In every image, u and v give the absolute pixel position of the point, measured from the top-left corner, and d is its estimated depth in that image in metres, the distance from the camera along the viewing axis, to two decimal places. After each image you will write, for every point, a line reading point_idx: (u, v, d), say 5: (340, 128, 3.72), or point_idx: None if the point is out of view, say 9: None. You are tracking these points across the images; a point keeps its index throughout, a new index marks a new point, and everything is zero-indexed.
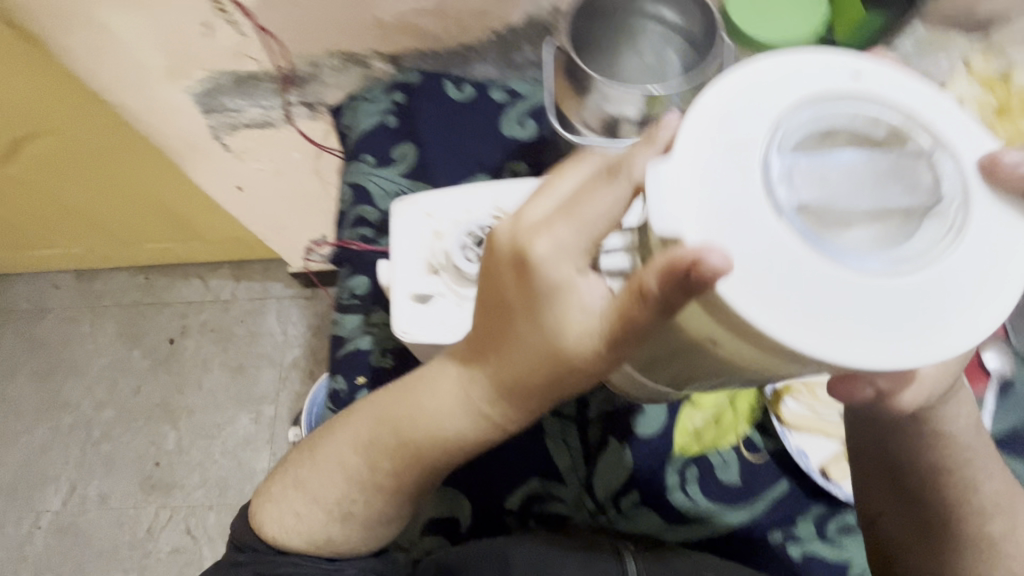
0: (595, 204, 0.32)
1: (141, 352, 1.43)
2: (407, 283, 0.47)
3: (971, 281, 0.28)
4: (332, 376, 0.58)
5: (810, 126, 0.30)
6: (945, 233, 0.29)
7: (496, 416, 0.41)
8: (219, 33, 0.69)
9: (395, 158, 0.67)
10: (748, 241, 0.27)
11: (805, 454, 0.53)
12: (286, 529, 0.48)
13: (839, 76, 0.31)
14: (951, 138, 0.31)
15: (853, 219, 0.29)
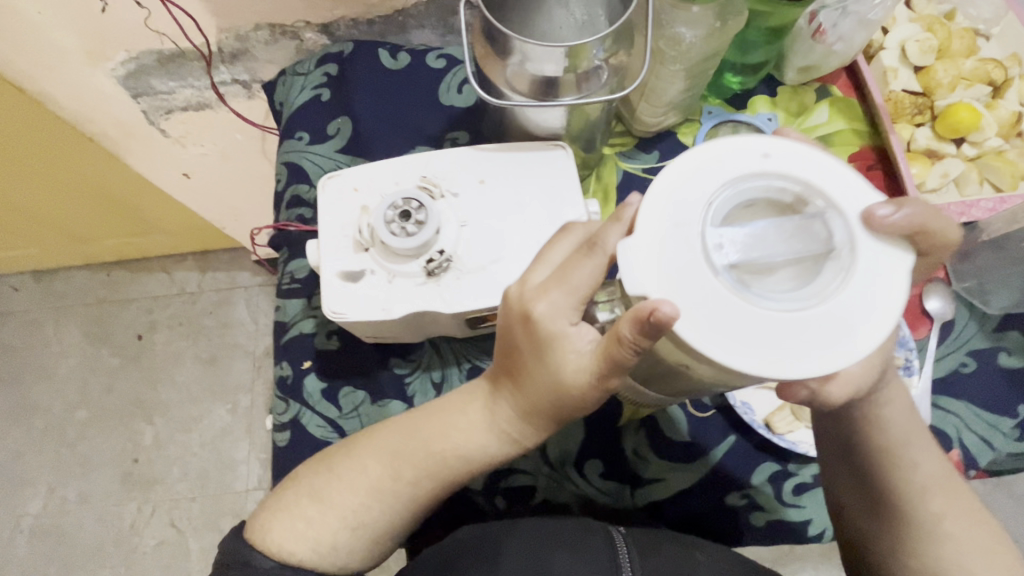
0: (581, 273, 0.37)
1: (109, 350, 1.40)
2: (335, 261, 0.46)
3: (861, 321, 0.31)
4: (277, 363, 0.57)
5: (729, 199, 0.33)
6: (835, 279, 0.31)
7: (516, 434, 0.44)
8: (134, 9, 0.65)
9: (331, 133, 0.64)
10: (693, 300, 0.31)
11: (749, 408, 0.54)
12: (295, 534, 0.44)
13: (749, 155, 0.33)
14: (846, 194, 0.33)
15: (764, 273, 0.32)
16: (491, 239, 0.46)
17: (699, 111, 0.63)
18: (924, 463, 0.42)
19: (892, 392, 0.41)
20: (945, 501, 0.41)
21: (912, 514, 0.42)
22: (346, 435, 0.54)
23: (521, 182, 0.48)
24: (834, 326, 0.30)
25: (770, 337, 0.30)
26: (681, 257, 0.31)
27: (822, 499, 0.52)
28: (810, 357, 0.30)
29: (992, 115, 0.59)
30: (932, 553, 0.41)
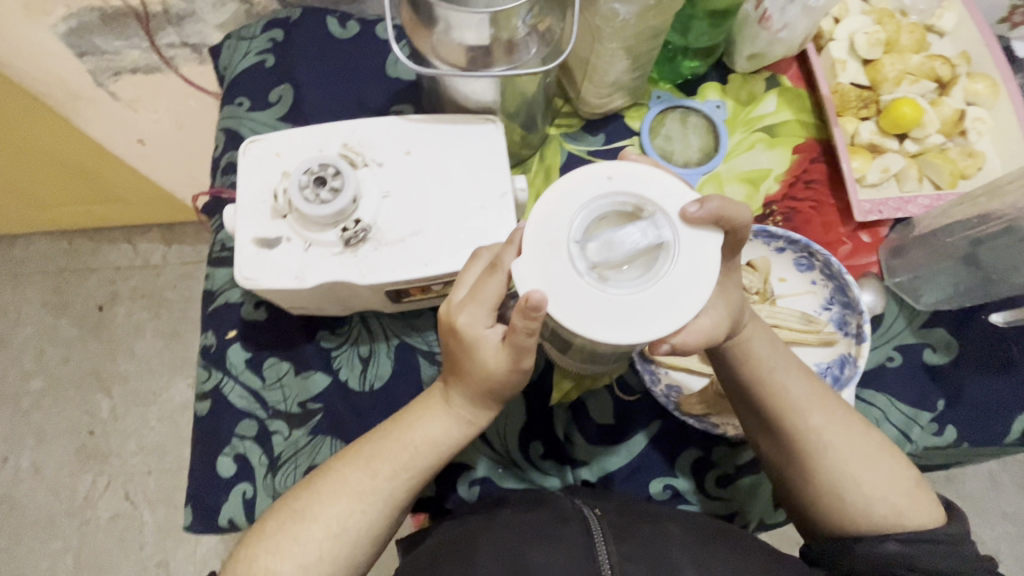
0: (491, 288, 0.38)
1: (67, 320, 1.38)
2: (251, 227, 0.45)
3: (693, 291, 0.35)
4: (203, 331, 0.56)
5: (584, 218, 0.36)
6: (669, 263, 0.35)
7: (480, 410, 0.43)
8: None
9: (273, 100, 0.63)
10: (564, 300, 0.35)
11: (674, 391, 0.53)
12: (279, 555, 0.40)
13: (594, 181, 0.37)
14: (670, 197, 0.37)
15: (617, 269, 0.36)
16: (412, 211, 0.45)
17: (648, 95, 0.62)
18: (797, 385, 0.45)
19: (757, 345, 0.45)
20: (828, 418, 0.44)
21: (799, 437, 0.44)
22: (268, 406, 0.53)
23: (448, 155, 0.47)
24: (672, 303, 0.35)
25: (631, 322, 0.34)
26: (550, 271, 0.35)
27: (745, 491, 0.52)
28: (666, 331, 0.34)
29: (935, 112, 0.59)
30: (827, 469, 0.44)
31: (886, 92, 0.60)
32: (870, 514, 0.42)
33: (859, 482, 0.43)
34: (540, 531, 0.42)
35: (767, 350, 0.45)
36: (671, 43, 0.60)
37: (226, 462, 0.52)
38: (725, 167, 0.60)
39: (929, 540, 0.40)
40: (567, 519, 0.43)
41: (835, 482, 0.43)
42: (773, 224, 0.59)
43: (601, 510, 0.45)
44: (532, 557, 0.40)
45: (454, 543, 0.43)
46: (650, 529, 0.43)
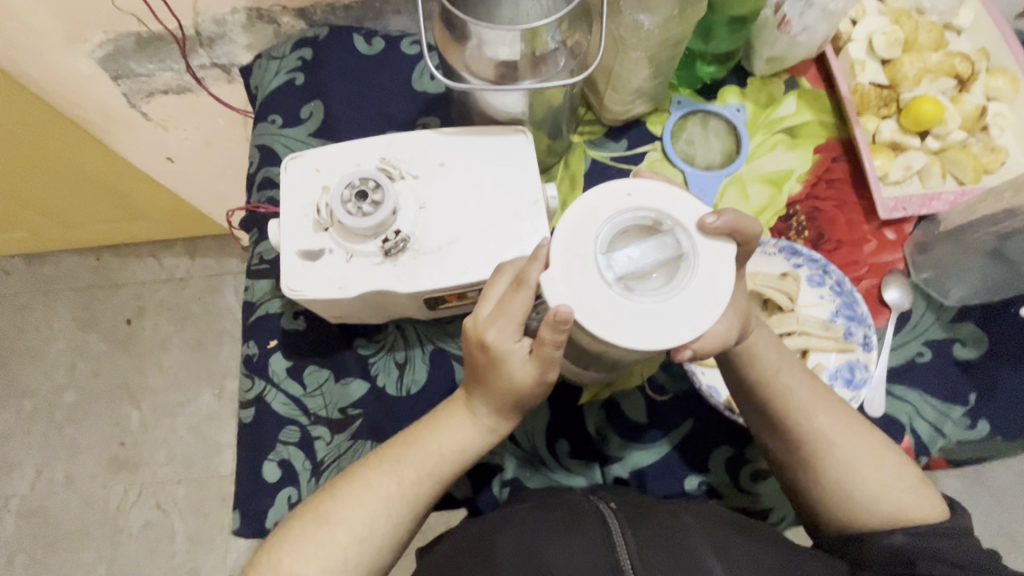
0: (517, 305, 0.39)
1: (97, 334, 1.41)
2: (295, 240, 0.46)
3: (714, 298, 0.36)
4: (244, 341, 0.58)
5: (608, 232, 0.38)
6: (690, 271, 0.37)
7: (518, 414, 0.44)
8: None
9: (304, 117, 0.65)
10: (595, 309, 0.36)
11: (716, 390, 0.53)
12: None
13: (616, 197, 0.39)
14: (687, 210, 0.38)
15: (642, 279, 0.37)
16: (448, 220, 0.47)
17: (669, 101, 0.64)
18: (799, 385, 0.46)
19: (765, 349, 0.46)
20: (832, 416, 0.45)
21: (806, 434, 0.45)
22: (310, 413, 0.55)
23: (481, 165, 0.49)
24: (697, 308, 0.36)
25: (658, 330, 0.35)
26: (579, 282, 0.36)
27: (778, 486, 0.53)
28: (693, 335, 0.35)
29: (956, 108, 0.60)
30: (834, 467, 0.45)
31: (906, 90, 0.60)
32: (879, 508, 0.43)
33: (867, 476, 0.44)
34: (551, 528, 0.42)
35: (770, 351, 0.46)
36: (691, 49, 0.61)
37: (271, 467, 0.54)
38: (748, 169, 0.61)
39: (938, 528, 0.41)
40: (583, 513, 0.44)
41: (842, 478, 0.44)
42: (797, 224, 0.60)
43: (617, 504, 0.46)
44: (548, 553, 0.40)
45: (465, 548, 0.44)
46: (664, 518, 0.43)
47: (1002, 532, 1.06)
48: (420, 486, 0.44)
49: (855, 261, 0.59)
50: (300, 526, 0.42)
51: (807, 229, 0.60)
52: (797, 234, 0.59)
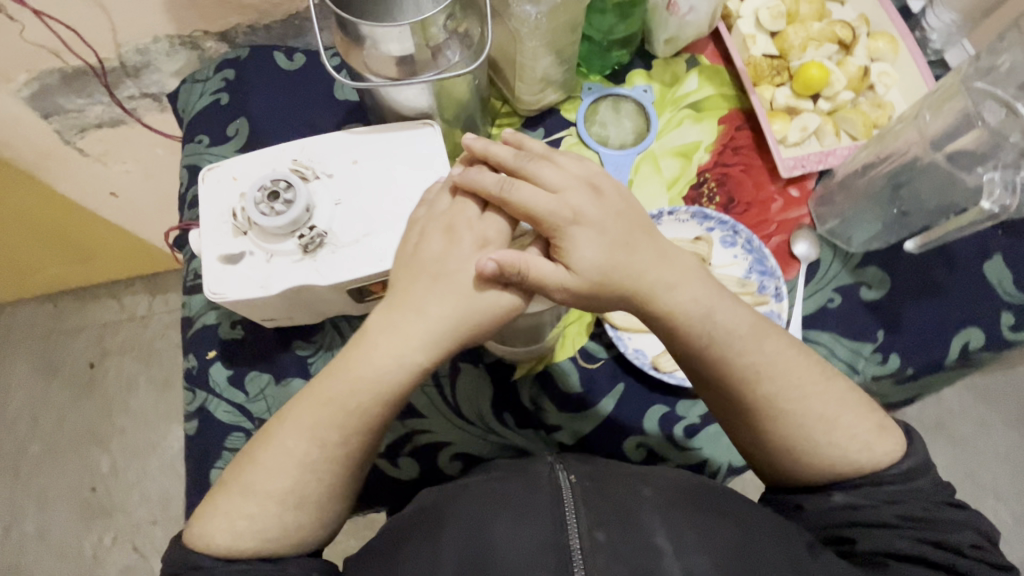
0: (486, 178, 0.46)
1: (60, 381, 1.39)
2: (215, 245, 0.48)
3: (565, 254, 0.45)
4: (184, 356, 0.59)
5: None
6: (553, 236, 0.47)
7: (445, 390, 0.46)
8: (21, 25, 0.66)
9: (230, 135, 0.67)
10: None
11: (641, 352, 0.56)
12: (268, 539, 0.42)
13: None
14: None
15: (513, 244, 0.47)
16: (364, 213, 0.49)
17: (580, 87, 0.67)
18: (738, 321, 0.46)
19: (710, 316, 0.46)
20: (781, 385, 0.45)
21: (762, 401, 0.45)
22: (254, 417, 0.56)
23: (393, 159, 0.51)
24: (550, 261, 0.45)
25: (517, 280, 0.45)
26: None
27: (712, 437, 0.55)
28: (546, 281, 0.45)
29: (842, 70, 0.64)
30: (799, 429, 0.45)
31: (795, 58, 0.65)
32: (830, 469, 0.45)
33: (829, 441, 0.45)
34: (506, 507, 0.43)
35: (703, 296, 0.46)
36: (591, 36, 0.65)
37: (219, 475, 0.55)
38: (658, 145, 0.65)
39: (879, 483, 0.44)
40: (542, 489, 0.44)
41: (803, 441, 0.45)
42: (708, 190, 0.63)
43: (577, 475, 0.46)
44: (497, 527, 0.42)
45: (418, 517, 0.45)
46: (622, 490, 0.44)
47: (967, 477, 1.10)
48: (355, 465, 0.45)
49: (764, 220, 0.62)
50: (230, 501, 0.43)
51: (718, 194, 0.63)
52: (709, 201, 0.63)
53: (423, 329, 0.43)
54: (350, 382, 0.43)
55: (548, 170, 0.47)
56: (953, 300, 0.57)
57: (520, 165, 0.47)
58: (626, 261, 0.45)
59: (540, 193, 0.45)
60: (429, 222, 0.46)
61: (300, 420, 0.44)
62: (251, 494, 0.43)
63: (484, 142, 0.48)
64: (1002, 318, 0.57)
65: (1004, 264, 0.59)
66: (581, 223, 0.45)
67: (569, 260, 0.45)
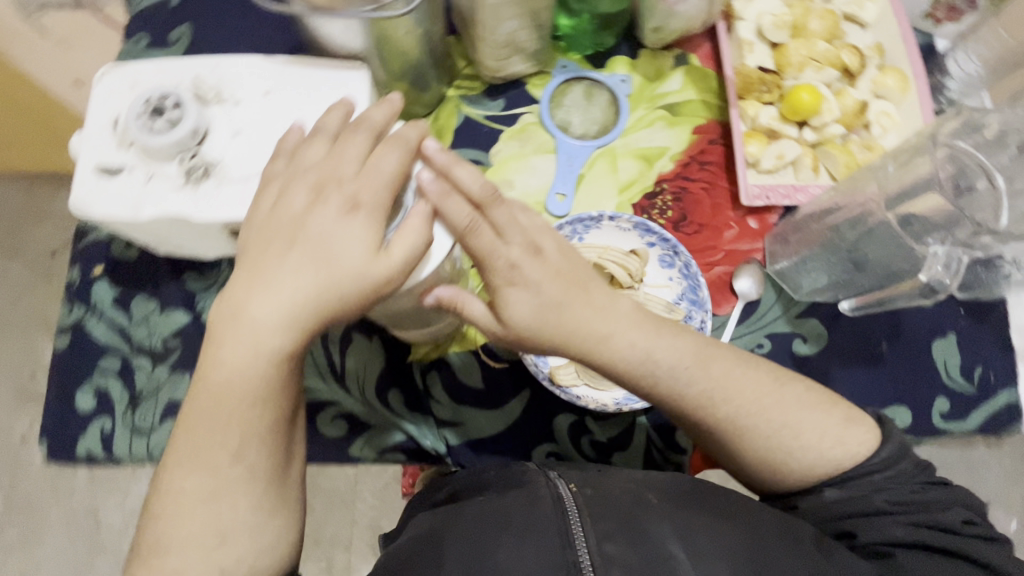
0: (455, 209, 0.37)
1: (19, 263, 1.37)
2: (93, 154, 0.44)
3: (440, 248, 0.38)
4: (71, 267, 0.55)
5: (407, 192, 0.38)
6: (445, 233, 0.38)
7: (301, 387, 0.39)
8: None
9: (171, 41, 0.62)
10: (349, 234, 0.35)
11: (542, 360, 0.50)
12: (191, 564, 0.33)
13: None
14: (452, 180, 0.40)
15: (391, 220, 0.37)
16: (258, 148, 0.44)
17: (554, 63, 0.61)
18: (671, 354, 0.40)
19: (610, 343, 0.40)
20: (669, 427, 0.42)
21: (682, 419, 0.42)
22: (132, 343, 0.52)
23: (304, 97, 0.46)
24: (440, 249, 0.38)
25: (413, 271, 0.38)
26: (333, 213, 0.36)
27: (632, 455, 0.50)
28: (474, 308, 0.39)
29: (838, 100, 0.57)
30: (760, 440, 0.41)
31: (790, 77, 0.58)
32: (810, 469, 0.41)
33: (793, 453, 0.40)
34: (504, 512, 0.38)
35: (656, 344, 0.39)
36: (572, 8, 0.58)
37: (86, 396, 0.51)
38: (621, 143, 0.59)
39: (867, 472, 0.40)
40: (542, 498, 0.38)
41: (773, 452, 0.41)
42: (661, 203, 0.58)
43: (577, 485, 0.40)
44: (502, 552, 0.35)
45: (418, 541, 0.39)
46: (626, 498, 0.39)
47: None
48: (273, 477, 0.35)
49: (713, 246, 0.57)
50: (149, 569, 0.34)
51: (671, 209, 0.58)
52: (660, 214, 0.58)
53: (266, 304, 0.34)
54: (227, 380, 0.34)
55: (508, 213, 0.38)
56: (888, 373, 0.53)
57: (488, 200, 0.38)
58: (559, 324, 0.38)
59: (495, 242, 0.38)
60: (320, 180, 0.37)
61: (181, 450, 0.34)
62: (176, 547, 0.33)
63: (451, 158, 0.38)
64: (936, 403, 0.53)
65: (955, 345, 0.54)
66: (516, 284, 0.38)
67: (500, 313, 0.38)
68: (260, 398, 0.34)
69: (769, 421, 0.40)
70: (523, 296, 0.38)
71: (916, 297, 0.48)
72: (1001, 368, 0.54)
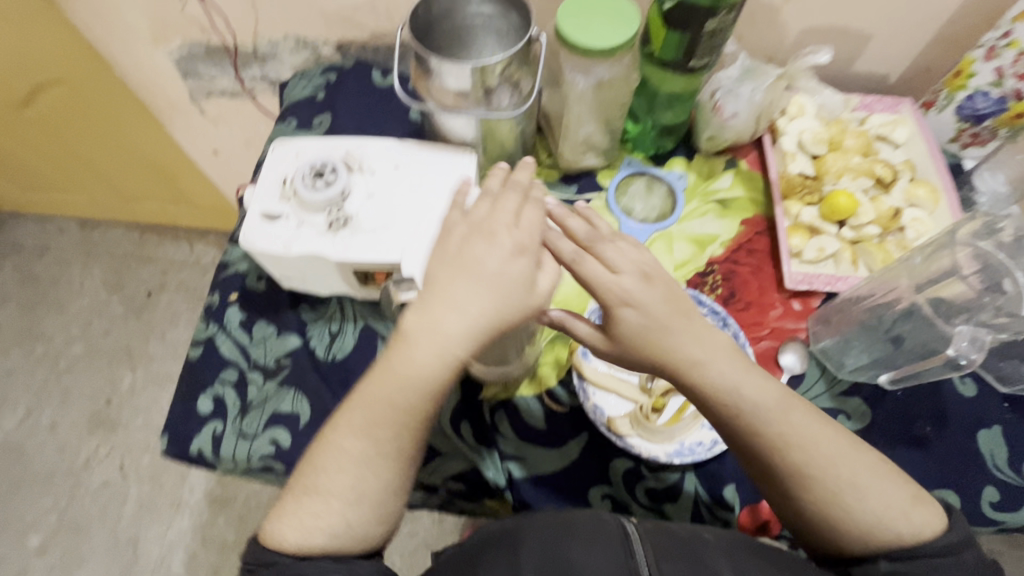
0: (566, 243, 0.47)
1: (118, 299, 1.54)
2: (261, 203, 0.56)
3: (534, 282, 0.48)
4: (210, 292, 0.66)
5: None
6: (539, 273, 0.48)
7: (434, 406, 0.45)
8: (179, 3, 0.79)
9: (314, 125, 0.78)
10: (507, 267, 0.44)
11: (600, 410, 0.56)
12: (323, 511, 0.43)
13: None
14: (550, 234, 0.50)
15: None
16: (387, 207, 0.56)
17: (620, 160, 0.73)
18: (728, 392, 0.46)
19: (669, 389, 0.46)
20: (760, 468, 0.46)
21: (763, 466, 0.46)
22: (250, 359, 0.61)
23: (426, 172, 0.58)
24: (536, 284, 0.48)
25: None
26: None
27: (681, 507, 0.54)
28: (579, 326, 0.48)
29: (873, 205, 0.65)
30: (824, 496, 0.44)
31: (829, 183, 0.67)
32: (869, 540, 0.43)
33: (850, 513, 0.44)
34: (572, 524, 0.42)
35: (737, 383, 0.46)
36: (639, 117, 0.71)
37: (205, 400, 0.60)
38: (677, 228, 0.68)
39: (930, 554, 0.42)
40: (609, 522, 0.43)
41: (830, 514, 0.44)
42: (712, 281, 0.65)
43: (640, 522, 0.44)
44: (576, 555, 0.40)
45: (495, 536, 0.44)
46: (685, 533, 0.43)
47: None
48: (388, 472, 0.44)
49: (759, 322, 0.63)
50: (298, 500, 0.44)
51: (720, 287, 0.65)
52: (711, 290, 0.65)
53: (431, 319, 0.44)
54: (396, 382, 0.44)
55: (615, 250, 0.47)
56: (933, 456, 0.56)
57: (593, 241, 0.48)
58: (656, 344, 0.46)
59: (604, 272, 0.46)
60: (470, 222, 0.47)
61: (355, 421, 0.45)
62: (323, 495, 0.43)
63: (566, 210, 0.49)
64: (983, 492, 0.54)
65: (1001, 437, 0.56)
66: (631, 305, 0.46)
67: (612, 333, 0.46)
68: (422, 391, 0.44)
69: (817, 476, 0.44)
70: (636, 319, 0.46)
71: (948, 371, 0.54)
72: None
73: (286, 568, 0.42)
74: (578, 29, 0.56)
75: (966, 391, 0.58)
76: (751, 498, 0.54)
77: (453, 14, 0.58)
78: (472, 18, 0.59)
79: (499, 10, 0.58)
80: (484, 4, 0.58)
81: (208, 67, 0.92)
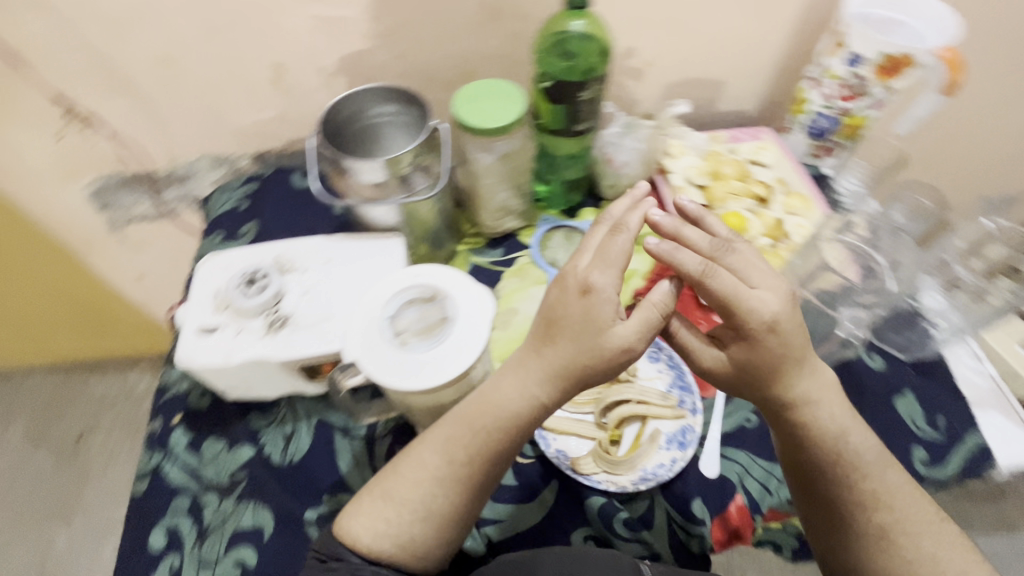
0: (688, 259, 0.49)
1: (43, 451, 1.40)
2: (196, 319, 0.56)
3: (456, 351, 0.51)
4: (151, 420, 0.64)
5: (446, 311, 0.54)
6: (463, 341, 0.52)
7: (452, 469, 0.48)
8: (89, 140, 0.81)
9: (241, 234, 0.80)
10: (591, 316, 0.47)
11: (563, 453, 0.58)
12: (387, 523, 0.48)
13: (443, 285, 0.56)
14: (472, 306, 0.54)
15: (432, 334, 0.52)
16: (324, 300, 0.58)
17: (537, 218, 0.79)
18: (808, 392, 0.49)
19: None
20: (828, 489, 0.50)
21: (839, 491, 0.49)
22: (203, 481, 0.59)
23: (355, 260, 0.61)
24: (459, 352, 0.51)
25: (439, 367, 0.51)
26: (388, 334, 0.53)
27: (659, 529, 0.56)
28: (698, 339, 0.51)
29: (759, 220, 0.74)
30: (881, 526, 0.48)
31: (719, 208, 0.76)
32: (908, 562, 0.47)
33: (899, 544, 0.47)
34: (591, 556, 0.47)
35: (816, 389, 0.49)
36: (545, 178, 0.78)
37: (158, 535, 0.57)
38: None
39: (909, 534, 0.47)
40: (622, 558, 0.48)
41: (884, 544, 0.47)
42: None
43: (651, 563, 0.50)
44: None
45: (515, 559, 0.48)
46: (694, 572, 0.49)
47: None
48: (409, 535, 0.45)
49: None
50: (374, 501, 0.49)
51: None
52: None
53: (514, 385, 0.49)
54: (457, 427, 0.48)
55: (740, 259, 0.49)
56: None
57: (716, 252, 0.50)
58: (774, 358, 0.48)
59: (738, 285, 0.47)
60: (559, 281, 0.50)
61: (440, 435, 0.50)
62: (402, 498, 0.48)
63: (676, 222, 0.53)
64: (915, 453, 0.60)
65: (915, 401, 0.63)
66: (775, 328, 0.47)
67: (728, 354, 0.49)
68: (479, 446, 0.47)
69: None
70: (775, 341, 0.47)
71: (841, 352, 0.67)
72: (959, 415, 0.62)
73: (356, 566, 0.46)
74: (475, 114, 0.63)
75: (876, 365, 0.64)
76: (718, 509, 0.57)
77: (359, 117, 0.65)
78: (377, 118, 0.66)
79: (401, 108, 0.65)
80: (386, 104, 0.65)
81: (126, 196, 0.93)
